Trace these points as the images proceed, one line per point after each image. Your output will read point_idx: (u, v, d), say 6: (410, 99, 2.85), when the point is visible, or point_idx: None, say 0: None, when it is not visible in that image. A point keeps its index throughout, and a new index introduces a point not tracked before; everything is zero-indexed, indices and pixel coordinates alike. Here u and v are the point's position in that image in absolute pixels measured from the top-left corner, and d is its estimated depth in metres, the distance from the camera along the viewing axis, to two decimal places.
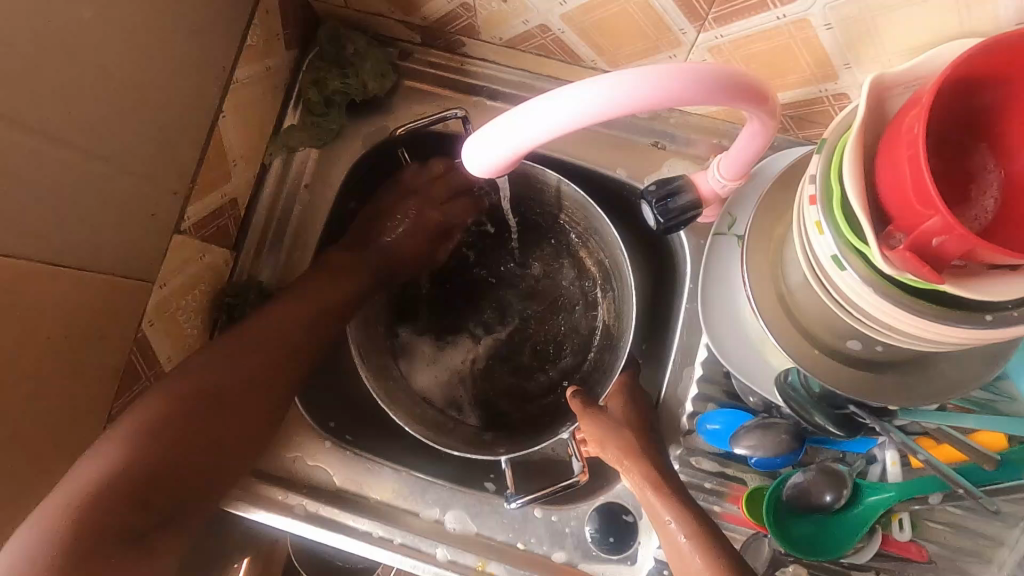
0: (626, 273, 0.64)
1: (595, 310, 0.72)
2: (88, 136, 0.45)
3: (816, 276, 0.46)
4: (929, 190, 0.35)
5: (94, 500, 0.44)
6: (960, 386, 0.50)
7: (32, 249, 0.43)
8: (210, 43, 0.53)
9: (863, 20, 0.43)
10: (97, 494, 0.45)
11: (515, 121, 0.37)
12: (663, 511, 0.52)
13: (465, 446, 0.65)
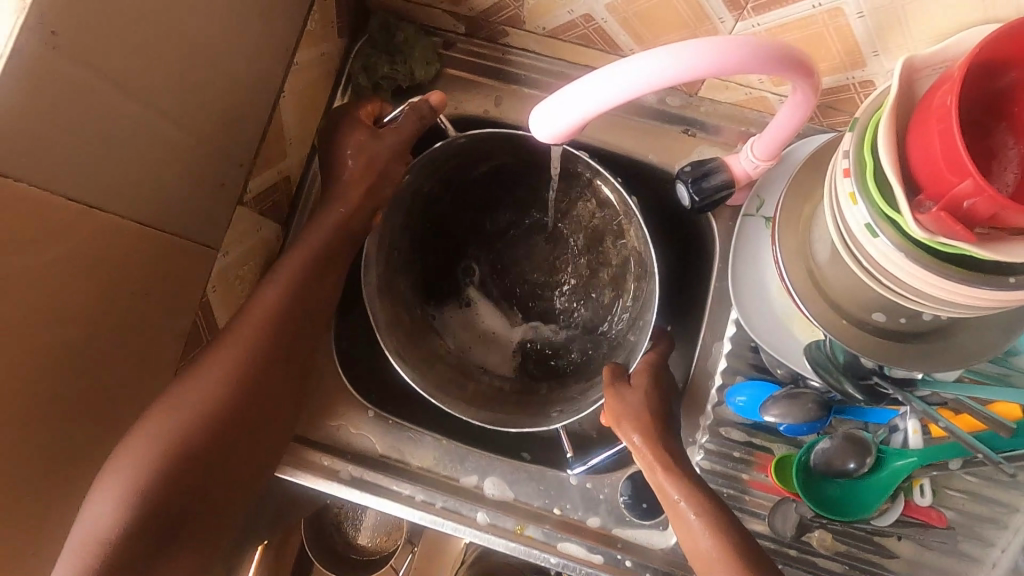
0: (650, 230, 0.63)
1: (624, 240, 0.71)
2: (185, 108, 0.47)
3: (848, 246, 0.50)
4: (961, 159, 0.39)
5: (170, 460, 0.48)
6: (979, 353, 0.54)
7: (137, 210, 0.45)
8: (280, 26, 0.56)
9: (896, 9, 0.47)
10: (172, 454, 0.49)
11: (583, 88, 0.40)
12: (671, 489, 0.53)
13: (525, 416, 0.66)
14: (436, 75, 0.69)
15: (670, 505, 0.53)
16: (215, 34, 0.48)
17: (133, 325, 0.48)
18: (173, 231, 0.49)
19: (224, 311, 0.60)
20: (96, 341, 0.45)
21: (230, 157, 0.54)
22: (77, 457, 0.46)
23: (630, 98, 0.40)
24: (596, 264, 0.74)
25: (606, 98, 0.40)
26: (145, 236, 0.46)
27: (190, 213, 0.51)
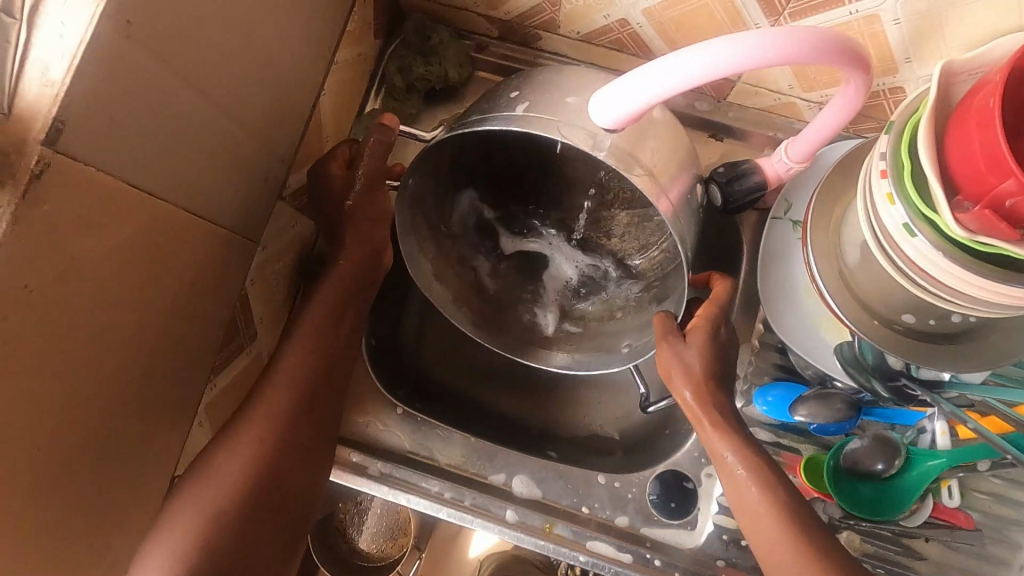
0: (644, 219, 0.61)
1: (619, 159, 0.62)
2: (233, 101, 0.47)
3: (884, 246, 0.51)
4: (1002, 160, 0.40)
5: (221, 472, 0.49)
6: (1009, 354, 0.55)
7: (187, 200, 0.45)
8: (323, 25, 0.57)
9: (932, 15, 0.48)
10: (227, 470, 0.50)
11: (649, 74, 0.41)
12: (721, 447, 0.54)
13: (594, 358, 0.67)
14: (468, 77, 0.71)
15: (718, 460, 0.54)
16: (266, 30, 0.49)
17: (179, 314, 0.48)
18: (218, 222, 0.50)
19: (258, 305, 0.60)
20: (144, 327, 0.45)
21: (273, 151, 0.55)
22: (120, 445, 0.46)
23: (696, 84, 0.41)
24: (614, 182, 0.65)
25: (673, 83, 0.41)
26: (196, 226, 0.47)
27: (235, 205, 0.51)
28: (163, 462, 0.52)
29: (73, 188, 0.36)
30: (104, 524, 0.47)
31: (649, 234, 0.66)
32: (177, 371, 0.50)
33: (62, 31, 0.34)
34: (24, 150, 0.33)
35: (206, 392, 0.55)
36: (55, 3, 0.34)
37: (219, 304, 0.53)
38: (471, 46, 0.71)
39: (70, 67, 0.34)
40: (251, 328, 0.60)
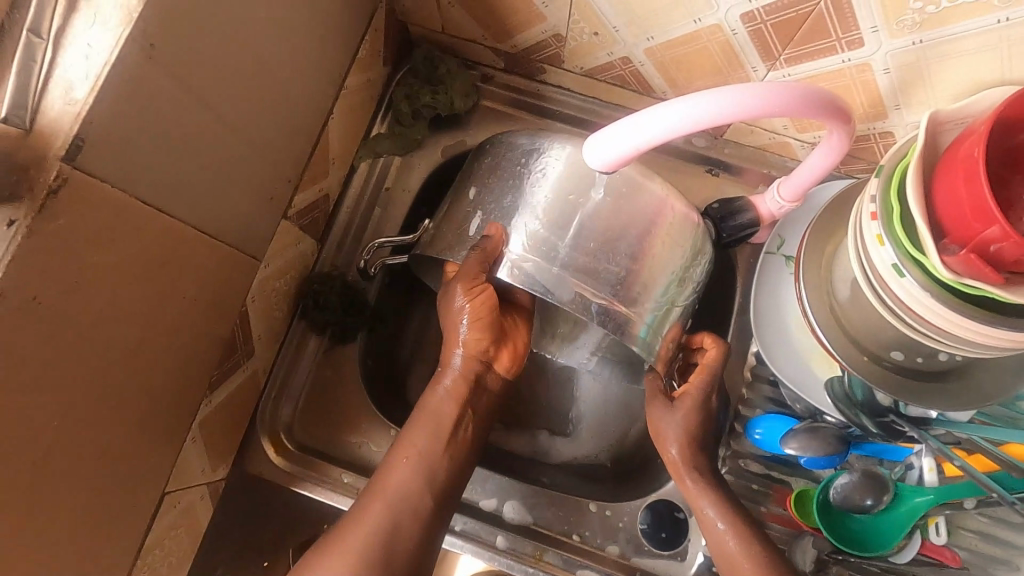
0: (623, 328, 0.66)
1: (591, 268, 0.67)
2: (246, 123, 0.49)
3: (873, 284, 0.52)
4: (988, 206, 0.42)
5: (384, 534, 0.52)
6: (996, 393, 0.56)
7: (196, 217, 0.46)
8: (335, 51, 0.59)
9: (921, 67, 0.50)
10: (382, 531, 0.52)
11: (637, 125, 0.43)
12: (704, 503, 0.57)
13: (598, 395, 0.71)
14: (473, 105, 0.73)
15: (701, 517, 0.57)
16: (280, 55, 0.50)
17: (180, 329, 0.49)
18: (222, 239, 0.50)
19: (257, 322, 0.61)
20: (147, 341, 0.45)
21: (281, 171, 0.56)
22: (115, 460, 0.46)
23: (682, 135, 0.43)
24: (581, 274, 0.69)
25: (659, 134, 0.43)
26: (202, 243, 0.48)
27: (242, 223, 0.52)
28: (156, 479, 0.51)
29: (87, 203, 0.36)
30: (92, 540, 0.46)
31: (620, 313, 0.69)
32: (174, 386, 0.50)
33: (88, 52, 0.35)
34: (43, 165, 0.34)
35: (200, 408, 0.55)
36: (82, 26, 0.35)
37: (221, 321, 0.53)
38: (477, 76, 0.73)
39: (92, 87, 0.35)
40: (249, 344, 0.60)
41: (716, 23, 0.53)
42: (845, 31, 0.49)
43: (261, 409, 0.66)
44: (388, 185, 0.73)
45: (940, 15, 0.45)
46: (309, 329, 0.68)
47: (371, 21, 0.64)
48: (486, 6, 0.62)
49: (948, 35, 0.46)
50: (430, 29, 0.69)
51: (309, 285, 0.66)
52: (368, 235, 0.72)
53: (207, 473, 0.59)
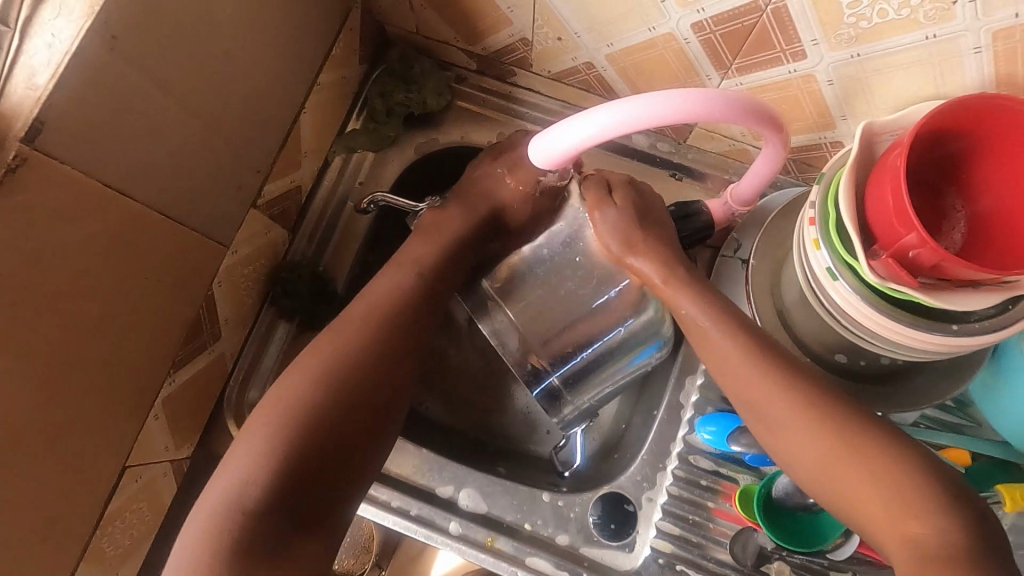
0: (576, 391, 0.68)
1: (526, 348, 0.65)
2: (213, 112, 0.51)
3: (813, 289, 0.54)
4: (909, 214, 0.44)
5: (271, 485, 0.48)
6: (933, 397, 0.59)
7: (161, 201, 0.48)
8: (307, 47, 0.61)
9: (861, 79, 0.52)
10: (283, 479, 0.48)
11: (577, 122, 0.46)
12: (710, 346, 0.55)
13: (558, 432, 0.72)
14: (447, 105, 0.75)
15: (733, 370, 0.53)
16: (249, 48, 0.53)
17: (145, 308, 0.51)
18: (187, 223, 0.52)
19: (224, 306, 0.63)
20: (108, 317, 0.48)
21: (250, 162, 0.58)
22: (73, 430, 0.49)
23: (617, 135, 0.45)
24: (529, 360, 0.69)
25: (596, 131, 0.45)
26: (168, 226, 0.50)
27: (209, 209, 0.55)
28: (116, 451, 0.53)
29: (49, 184, 0.39)
30: (49, 504, 0.48)
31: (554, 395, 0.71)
32: (136, 361, 0.52)
33: (51, 42, 0.38)
34: (4, 146, 0.37)
35: (165, 386, 0.57)
36: (48, 18, 0.38)
37: (186, 302, 0.56)
38: (451, 76, 0.76)
39: (54, 74, 0.37)
40: (216, 327, 0.63)
41: (670, 32, 0.55)
42: (789, 43, 0.51)
43: (228, 392, 0.68)
44: (361, 181, 0.75)
45: (874, 30, 0.47)
46: (278, 316, 0.70)
47: (345, 20, 0.66)
48: (456, 8, 0.65)
49: (883, 49, 0.48)
50: (406, 29, 0.72)
51: (278, 273, 0.69)
52: (340, 226, 0.74)
53: (169, 450, 0.61)
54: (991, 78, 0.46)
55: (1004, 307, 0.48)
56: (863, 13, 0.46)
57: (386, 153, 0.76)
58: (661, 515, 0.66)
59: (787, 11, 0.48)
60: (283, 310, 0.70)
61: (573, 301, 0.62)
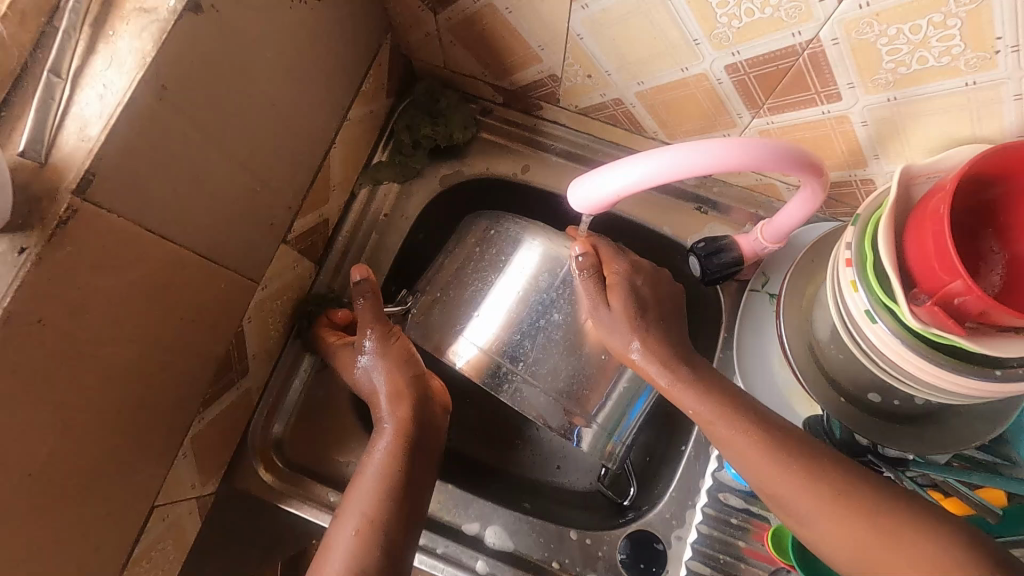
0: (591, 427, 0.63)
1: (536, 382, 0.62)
2: (249, 153, 0.51)
3: (849, 329, 0.54)
4: (953, 261, 0.43)
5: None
6: (969, 438, 0.58)
7: (197, 242, 0.48)
8: (339, 85, 0.62)
9: (896, 121, 0.52)
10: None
11: (618, 170, 0.45)
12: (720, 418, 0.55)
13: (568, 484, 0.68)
14: (472, 137, 0.76)
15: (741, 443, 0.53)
16: (285, 89, 0.53)
17: (178, 349, 0.51)
18: (221, 262, 0.52)
19: (252, 342, 0.63)
20: (142, 359, 0.48)
21: (282, 199, 0.58)
22: (105, 473, 0.48)
23: (658, 183, 0.45)
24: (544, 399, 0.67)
25: (638, 179, 0.45)
26: (203, 267, 0.50)
27: (241, 248, 0.55)
28: (145, 492, 0.53)
29: (95, 232, 0.39)
30: (79, 549, 0.48)
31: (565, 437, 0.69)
32: (167, 401, 0.52)
33: (102, 93, 0.38)
34: (55, 197, 0.37)
35: (194, 424, 0.57)
36: (99, 68, 0.38)
37: (217, 340, 0.55)
38: (476, 109, 0.76)
39: (106, 125, 0.38)
40: (244, 362, 0.62)
41: (702, 72, 0.56)
42: (824, 86, 0.51)
43: (253, 426, 0.68)
44: (387, 213, 0.75)
45: (911, 75, 0.47)
46: (303, 349, 0.70)
47: (375, 57, 0.67)
48: (486, 47, 0.65)
49: (919, 93, 0.48)
50: (433, 64, 0.73)
51: (305, 306, 0.68)
52: (366, 258, 0.74)
53: (196, 487, 0.61)
54: None
55: None
56: (902, 60, 0.46)
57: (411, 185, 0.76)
58: (691, 554, 0.65)
59: (824, 55, 0.48)
60: (308, 343, 0.70)
61: (574, 348, 0.62)
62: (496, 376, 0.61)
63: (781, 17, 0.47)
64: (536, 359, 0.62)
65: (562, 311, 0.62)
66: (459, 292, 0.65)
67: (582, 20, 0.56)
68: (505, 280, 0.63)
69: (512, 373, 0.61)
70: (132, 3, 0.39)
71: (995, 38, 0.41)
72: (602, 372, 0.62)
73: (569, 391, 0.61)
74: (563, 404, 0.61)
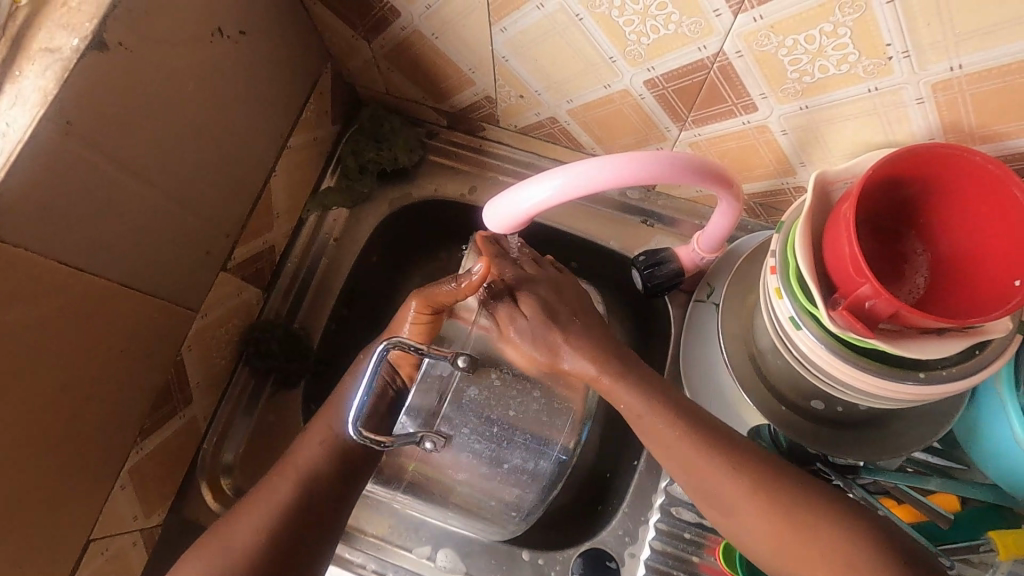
0: (536, 478, 0.60)
1: (516, 412, 0.57)
2: (175, 184, 0.52)
3: (780, 337, 0.54)
4: (861, 262, 0.43)
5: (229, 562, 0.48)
6: (913, 445, 0.57)
7: (118, 272, 0.49)
8: (275, 115, 0.63)
9: (813, 129, 0.52)
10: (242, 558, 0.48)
11: (530, 186, 0.45)
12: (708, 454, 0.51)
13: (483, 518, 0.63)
14: (419, 159, 0.77)
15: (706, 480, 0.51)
16: (214, 120, 0.54)
17: (107, 379, 0.51)
18: (150, 292, 0.53)
19: (195, 370, 0.63)
20: (66, 392, 0.48)
21: (216, 227, 0.59)
22: (29, 508, 0.48)
23: (568, 198, 0.45)
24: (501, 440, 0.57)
25: (549, 195, 0.44)
26: (129, 298, 0.51)
27: (173, 277, 0.55)
28: (79, 525, 0.53)
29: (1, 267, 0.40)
30: None
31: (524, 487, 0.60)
32: (98, 431, 0.52)
33: (5, 131, 0.39)
34: None
35: (131, 455, 0.57)
36: (4, 107, 0.40)
37: (152, 369, 0.56)
38: (423, 132, 0.77)
39: (6, 162, 0.39)
40: (187, 392, 0.63)
41: (624, 88, 0.57)
42: (739, 97, 0.52)
43: (202, 455, 0.67)
44: (336, 237, 0.76)
45: (817, 84, 0.48)
46: (252, 376, 0.70)
47: (314, 86, 0.68)
48: (422, 71, 0.66)
49: (829, 101, 0.49)
50: (376, 91, 0.74)
51: (251, 333, 0.69)
52: (316, 283, 0.75)
53: (139, 519, 0.61)
54: (938, 126, 0.46)
55: (970, 353, 0.47)
56: (805, 69, 0.46)
57: (360, 209, 0.77)
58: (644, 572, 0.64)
59: (733, 67, 0.49)
60: (257, 370, 0.70)
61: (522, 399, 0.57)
62: (440, 441, 0.53)
63: (685, 33, 0.47)
64: (470, 468, 0.58)
65: (519, 472, 0.59)
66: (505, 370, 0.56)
67: (503, 42, 0.57)
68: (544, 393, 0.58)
69: (453, 454, 0.56)
70: (37, 44, 0.41)
71: (886, 44, 0.42)
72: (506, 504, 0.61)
73: (467, 492, 0.60)
74: (443, 497, 0.61)
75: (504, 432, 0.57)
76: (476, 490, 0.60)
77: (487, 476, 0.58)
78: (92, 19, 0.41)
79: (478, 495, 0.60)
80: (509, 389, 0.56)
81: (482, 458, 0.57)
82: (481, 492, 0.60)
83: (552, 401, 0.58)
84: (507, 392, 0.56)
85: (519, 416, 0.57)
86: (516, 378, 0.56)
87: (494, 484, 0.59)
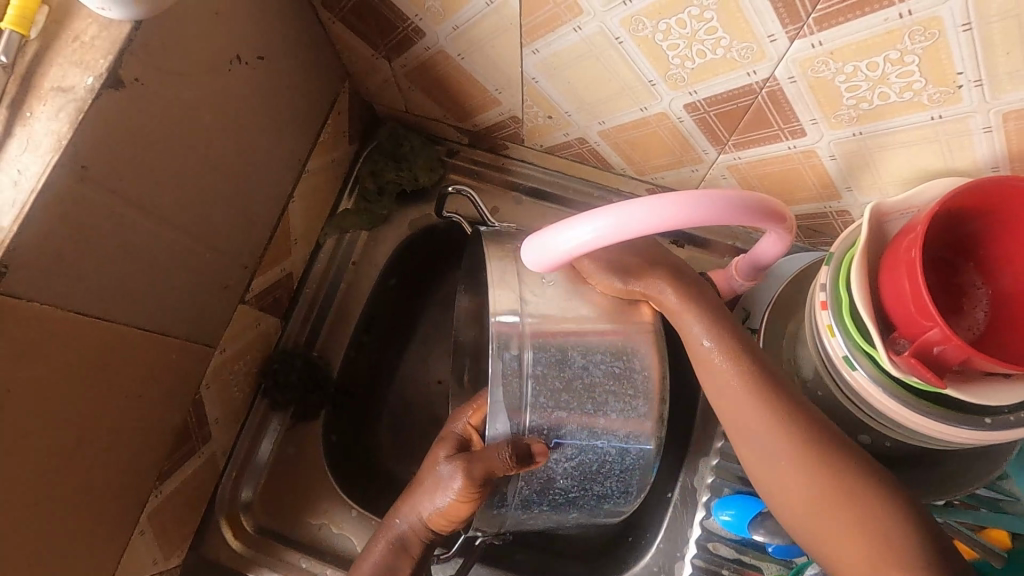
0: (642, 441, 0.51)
1: (575, 389, 0.49)
2: (192, 221, 0.49)
3: (830, 372, 0.51)
4: (928, 306, 0.41)
5: None
6: (964, 485, 0.54)
7: (134, 316, 0.46)
8: (293, 140, 0.60)
9: (864, 154, 0.49)
10: None
11: (575, 227, 0.42)
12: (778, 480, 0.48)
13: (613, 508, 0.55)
14: (439, 179, 0.74)
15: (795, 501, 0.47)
16: (231, 150, 0.51)
17: (124, 426, 0.49)
18: (166, 333, 0.50)
19: (214, 406, 0.60)
20: (83, 442, 0.46)
21: (234, 260, 0.56)
22: (47, 565, 0.46)
23: (615, 241, 0.42)
24: (578, 414, 0.49)
25: (593, 236, 0.42)
26: (146, 340, 0.48)
27: (190, 316, 0.53)
28: None
29: (11, 325, 0.37)
30: None
31: (632, 462, 0.51)
32: (116, 479, 0.50)
33: (17, 179, 0.37)
34: None
35: (150, 499, 0.55)
36: (15, 153, 0.37)
37: (171, 411, 0.53)
38: (443, 150, 0.74)
39: (19, 215, 0.36)
40: (206, 429, 0.60)
41: (662, 112, 0.54)
42: (787, 122, 0.49)
43: (221, 491, 0.65)
44: (355, 261, 0.73)
45: (874, 111, 0.45)
46: (270, 408, 0.68)
47: (331, 106, 0.66)
48: (444, 90, 0.63)
49: (885, 128, 0.46)
50: (394, 109, 0.71)
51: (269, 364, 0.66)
52: (334, 310, 0.72)
53: (158, 563, 0.58)
54: (1004, 156, 0.43)
55: None
56: (863, 96, 0.44)
57: (379, 231, 0.74)
58: None
59: (783, 93, 0.46)
60: (275, 402, 0.68)
61: (578, 367, 0.49)
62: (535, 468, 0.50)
63: (734, 57, 0.45)
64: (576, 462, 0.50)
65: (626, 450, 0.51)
66: (552, 352, 0.48)
67: (534, 64, 0.54)
68: (589, 353, 0.49)
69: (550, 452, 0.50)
70: (48, 82, 0.38)
71: (957, 73, 0.39)
72: (628, 490, 0.54)
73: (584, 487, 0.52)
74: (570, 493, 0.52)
75: (576, 406, 0.49)
76: (595, 470, 0.51)
77: (593, 455, 0.50)
78: (106, 55, 0.38)
79: (593, 482, 0.52)
80: (559, 369, 0.48)
81: (572, 440, 0.49)
82: (603, 480, 0.52)
83: (617, 357, 0.49)
84: (557, 375, 0.48)
85: (605, 384, 0.49)
86: (568, 353, 0.49)
87: (607, 465, 0.51)
